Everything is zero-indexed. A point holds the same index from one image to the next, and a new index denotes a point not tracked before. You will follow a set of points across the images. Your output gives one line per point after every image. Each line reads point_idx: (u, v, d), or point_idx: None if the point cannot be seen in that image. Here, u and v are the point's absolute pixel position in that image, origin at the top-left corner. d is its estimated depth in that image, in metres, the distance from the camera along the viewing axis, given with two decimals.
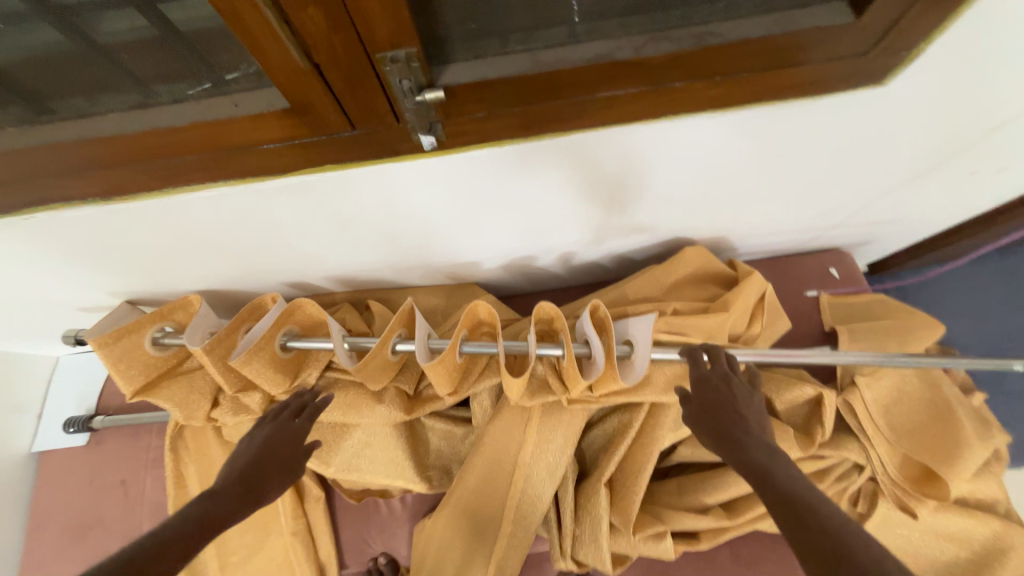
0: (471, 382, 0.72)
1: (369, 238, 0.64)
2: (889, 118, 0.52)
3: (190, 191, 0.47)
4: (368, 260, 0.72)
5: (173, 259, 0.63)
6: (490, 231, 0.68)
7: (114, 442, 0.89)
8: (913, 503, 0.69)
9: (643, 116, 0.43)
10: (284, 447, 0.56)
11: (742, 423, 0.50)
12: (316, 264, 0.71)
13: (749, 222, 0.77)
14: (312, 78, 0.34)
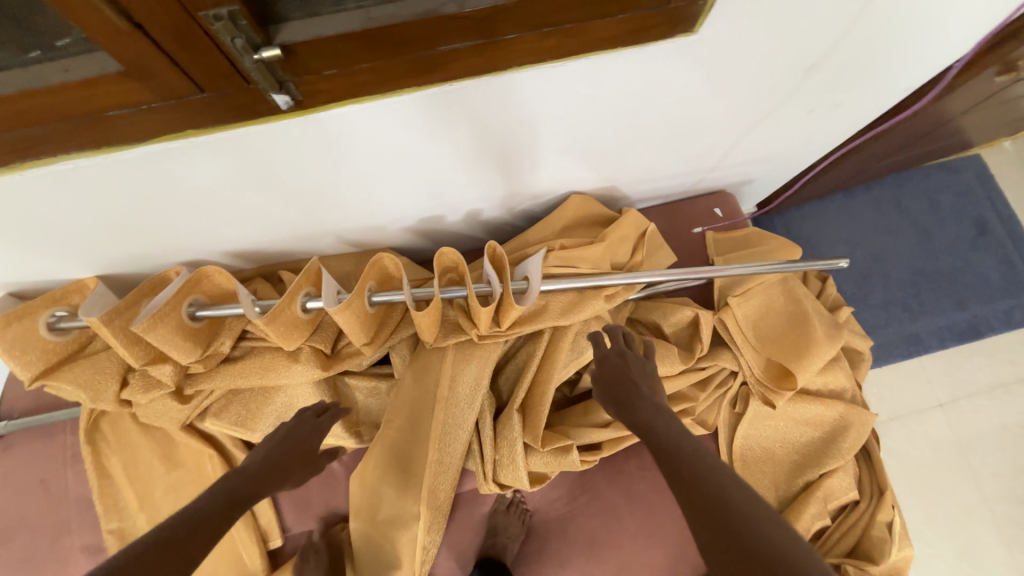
0: (387, 334, 0.77)
1: (263, 205, 0.65)
2: (720, 64, 0.59)
3: (45, 164, 0.47)
4: (270, 230, 0.72)
5: (51, 242, 0.61)
6: (389, 193, 0.71)
7: (24, 445, 0.86)
8: (773, 396, 0.82)
9: (488, 67, 0.47)
10: (303, 443, 0.68)
11: (637, 392, 0.62)
12: (214, 238, 0.71)
13: (633, 169, 0.84)
14: (139, 39, 0.35)
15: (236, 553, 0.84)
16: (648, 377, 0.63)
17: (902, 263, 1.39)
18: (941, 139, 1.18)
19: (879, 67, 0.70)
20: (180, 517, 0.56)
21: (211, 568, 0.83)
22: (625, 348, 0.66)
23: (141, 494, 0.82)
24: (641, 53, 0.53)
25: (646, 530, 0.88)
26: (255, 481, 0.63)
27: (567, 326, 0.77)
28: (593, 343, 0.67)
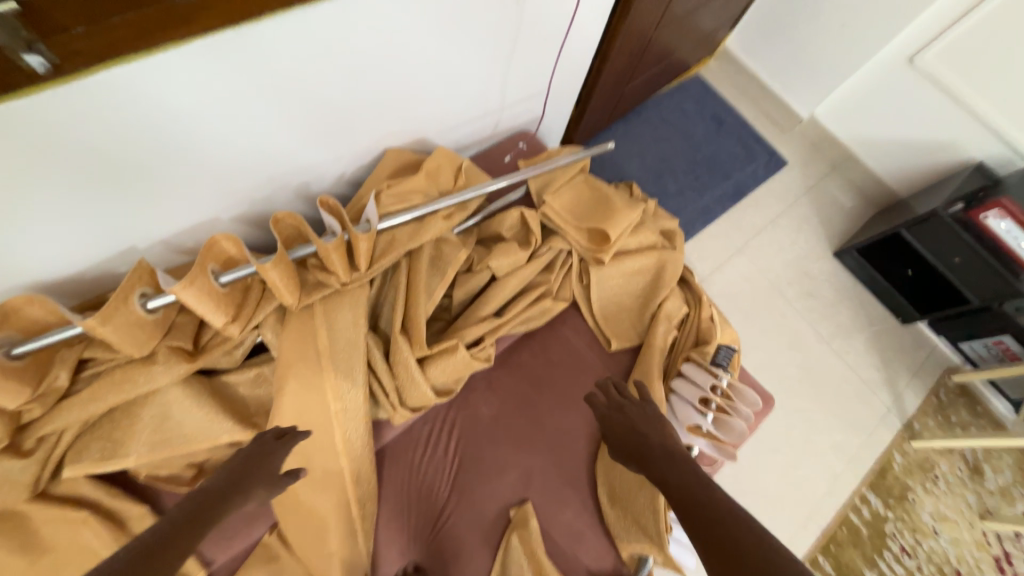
0: (250, 311, 0.78)
1: (53, 215, 0.64)
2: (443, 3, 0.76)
3: None
4: (77, 250, 0.70)
5: None
6: (197, 180, 0.74)
7: None
8: (599, 253, 1.01)
9: (238, 15, 0.56)
10: (265, 458, 0.65)
11: (640, 437, 0.74)
12: (7, 273, 0.66)
13: (427, 117, 0.99)
14: None
15: None
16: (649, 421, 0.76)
17: (680, 161, 1.79)
18: (662, 61, 1.58)
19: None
20: (121, 556, 0.48)
21: None
22: (621, 401, 0.82)
23: None
24: None
25: (555, 403, 0.99)
26: (211, 501, 0.58)
27: (418, 250, 0.88)
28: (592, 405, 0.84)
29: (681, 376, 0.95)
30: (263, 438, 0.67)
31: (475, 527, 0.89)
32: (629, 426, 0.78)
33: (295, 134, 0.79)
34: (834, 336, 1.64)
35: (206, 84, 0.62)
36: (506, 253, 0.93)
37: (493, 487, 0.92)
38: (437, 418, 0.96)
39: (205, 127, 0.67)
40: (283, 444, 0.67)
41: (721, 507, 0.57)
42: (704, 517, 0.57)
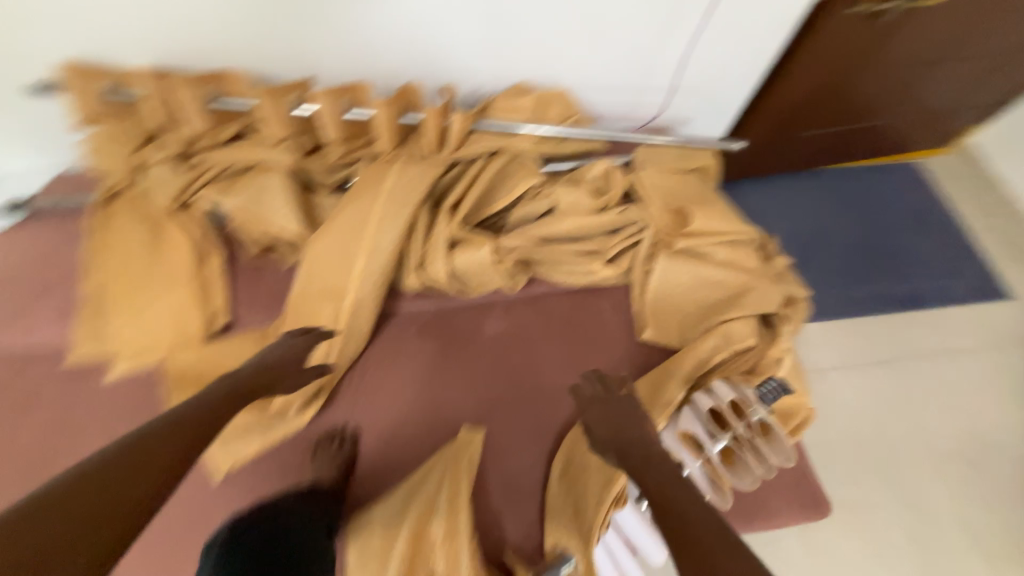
0: (354, 144, 0.95)
1: (257, 25, 0.85)
2: None
3: None
4: (261, 64, 0.91)
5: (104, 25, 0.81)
6: (358, 42, 0.91)
7: (36, 223, 0.98)
8: (671, 237, 0.96)
9: None
10: (288, 365, 0.75)
11: (625, 428, 0.69)
12: (215, 60, 0.89)
13: (570, 61, 1.03)
14: None
15: (174, 330, 0.89)
16: (629, 415, 0.71)
17: (844, 239, 1.51)
18: (862, 119, 1.37)
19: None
20: (138, 436, 0.55)
21: (148, 340, 0.88)
22: (604, 391, 0.76)
23: (117, 261, 0.92)
24: None
25: (558, 353, 0.92)
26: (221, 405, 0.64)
27: (499, 154, 0.95)
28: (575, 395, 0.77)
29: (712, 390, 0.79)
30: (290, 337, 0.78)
31: (428, 418, 0.87)
32: (607, 425, 0.71)
33: (444, 31, 0.91)
34: (975, 523, 1.17)
35: None
36: (574, 192, 0.95)
37: (463, 395, 0.88)
38: (447, 308, 0.95)
39: None
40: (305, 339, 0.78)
41: (698, 513, 0.54)
42: (678, 518, 0.54)
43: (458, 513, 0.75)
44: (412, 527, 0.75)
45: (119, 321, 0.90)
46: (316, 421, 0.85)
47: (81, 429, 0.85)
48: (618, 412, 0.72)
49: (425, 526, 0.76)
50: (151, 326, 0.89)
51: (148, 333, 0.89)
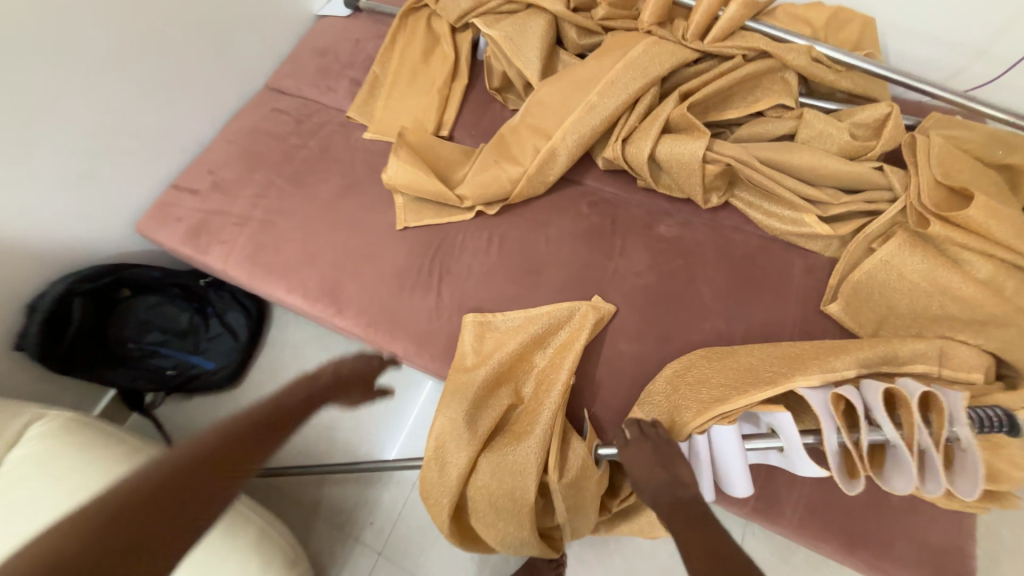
0: (617, 13, 0.97)
1: None
2: None
3: None
4: None
5: None
6: None
7: (365, 19, 1.28)
8: (931, 214, 0.76)
9: None
10: (366, 373, 0.84)
11: (667, 475, 0.61)
12: None
13: None
14: None
15: (413, 122, 1.09)
16: (671, 465, 0.63)
17: None
18: None
19: None
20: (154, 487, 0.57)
21: (393, 121, 1.10)
22: (648, 431, 0.67)
23: (400, 59, 1.15)
24: None
25: (722, 278, 0.85)
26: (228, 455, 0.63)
27: (760, 60, 0.87)
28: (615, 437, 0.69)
29: (902, 379, 0.62)
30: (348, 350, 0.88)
31: (568, 273, 0.87)
32: (646, 467, 0.63)
33: None
34: None
35: None
36: (826, 125, 0.82)
37: (611, 270, 0.86)
38: (627, 195, 0.96)
39: None
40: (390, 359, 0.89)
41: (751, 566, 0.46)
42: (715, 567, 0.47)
43: (567, 355, 0.77)
44: (526, 345, 0.79)
45: (381, 100, 1.12)
46: (476, 224, 0.95)
47: (330, 158, 1.07)
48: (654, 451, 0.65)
49: (534, 352, 0.80)
50: (401, 113, 1.10)
51: (396, 117, 1.10)
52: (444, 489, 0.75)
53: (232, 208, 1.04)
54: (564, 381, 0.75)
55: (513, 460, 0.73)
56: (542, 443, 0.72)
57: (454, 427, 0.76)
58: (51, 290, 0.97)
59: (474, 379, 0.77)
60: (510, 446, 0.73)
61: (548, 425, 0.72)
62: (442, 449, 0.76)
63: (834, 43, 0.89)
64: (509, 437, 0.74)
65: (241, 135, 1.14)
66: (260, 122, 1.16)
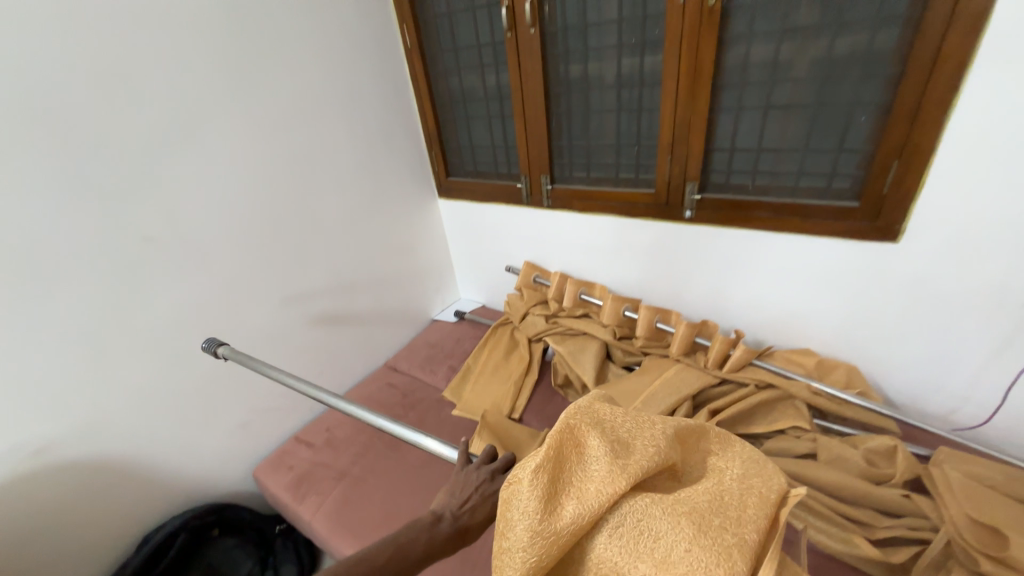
0: (652, 343, 1.34)
1: (621, 264, 1.46)
2: (918, 271, 1.00)
3: (592, 220, 1.45)
4: (616, 283, 1.50)
5: (556, 253, 1.60)
6: (681, 285, 1.37)
7: (466, 327, 1.82)
8: (975, 551, 0.79)
9: (766, 227, 1.15)
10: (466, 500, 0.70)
11: None
12: (596, 276, 1.54)
13: (858, 344, 1.15)
14: (662, 186, 1.26)
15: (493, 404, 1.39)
16: None
17: None
18: None
19: None
20: None
21: (477, 402, 1.41)
22: None
23: (487, 357, 1.57)
24: (850, 245, 1.06)
25: None
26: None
27: (770, 389, 1.12)
28: None
29: None
30: (476, 467, 0.74)
31: None
32: None
33: (744, 295, 1.27)
34: None
35: (726, 248, 1.24)
36: (838, 449, 0.98)
37: None
38: None
39: (709, 265, 1.29)
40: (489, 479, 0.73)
41: None
42: None
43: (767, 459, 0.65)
44: (702, 424, 0.67)
45: (470, 385, 1.48)
46: None
47: (423, 427, 1.34)
48: None
49: (705, 435, 0.67)
50: (483, 395, 1.43)
51: (480, 398, 1.42)
52: (547, 532, 0.53)
53: (335, 462, 1.27)
54: (770, 484, 0.59)
55: (696, 551, 0.51)
56: (746, 542, 0.52)
57: (599, 452, 0.59)
58: (167, 524, 1.15)
59: (633, 416, 0.64)
60: (686, 524, 0.53)
61: (752, 523, 0.54)
62: (571, 472, 0.58)
63: (825, 382, 1.13)
64: (677, 509, 0.55)
65: (358, 401, 1.49)
66: (376, 392, 1.52)
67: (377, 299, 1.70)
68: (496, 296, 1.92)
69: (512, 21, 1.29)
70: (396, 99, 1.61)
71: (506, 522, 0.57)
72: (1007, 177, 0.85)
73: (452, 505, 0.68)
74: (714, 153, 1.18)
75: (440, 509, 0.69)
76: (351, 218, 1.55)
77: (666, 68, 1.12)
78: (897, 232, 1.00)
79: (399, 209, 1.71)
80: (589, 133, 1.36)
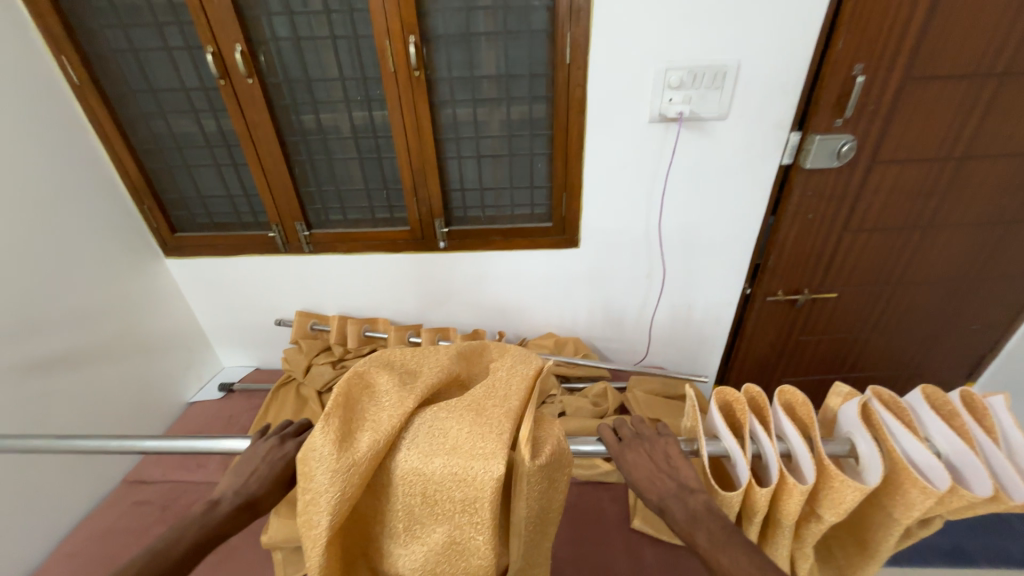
0: None
1: (395, 296, 1.56)
2: (594, 264, 1.46)
3: (358, 259, 1.49)
4: (395, 313, 1.59)
5: (329, 296, 1.58)
6: (450, 305, 1.57)
7: (238, 398, 1.59)
8: None
9: (500, 247, 1.44)
10: (266, 472, 0.80)
11: (663, 474, 0.83)
12: (375, 312, 1.59)
13: (578, 322, 1.59)
14: (414, 223, 1.41)
15: None
16: (659, 458, 0.86)
17: None
18: (837, 362, 1.68)
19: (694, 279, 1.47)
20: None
21: None
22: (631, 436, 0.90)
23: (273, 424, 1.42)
24: (555, 253, 1.45)
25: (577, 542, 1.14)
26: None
27: None
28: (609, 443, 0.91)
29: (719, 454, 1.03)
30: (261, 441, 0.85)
31: None
32: (645, 468, 0.85)
33: (498, 303, 1.55)
34: None
35: (476, 268, 1.48)
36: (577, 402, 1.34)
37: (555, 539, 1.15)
38: None
39: (467, 284, 1.52)
40: (282, 448, 0.84)
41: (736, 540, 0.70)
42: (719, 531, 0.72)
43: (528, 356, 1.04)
44: (476, 347, 1.06)
45: None
46: None
47: None
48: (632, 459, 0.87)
49: (478, 358, 1.06)
50: None
51: None
52: (349, 461, 0.79)
53: None
54: (530, 367, 0.99)
55: (474, 427, 0.86)
56: (509, 410, 0.89)
57: (392, 388, 0.89)
58: None
59: (422, 360, 0.98)
60: (466, 414, 0.90)
61: (513, 395, 0.92)
62: (369, 410, 0.86)
63: (563, 355, 1.52)
64: (457, 409, 0.91)
65: (87, 544, 1.12)
66: (117, 521, 1.17)
67: (94, 403, 1.31)
68: (271, 354, 1.74)
69: (223, 68, 1.21)
70: (70, 149, 1.27)
71: (311, 466, 0.80)
72: (624, 203, 1.35)
73: (232, 484, 0.77)
74: (451, 192, 1.41)
75: (221, 490, 0.77)
76: (20, 307, 1.14)
77: (393, 123, 1.27)
78: (577, 240, 1.42)
79: (106, 283, 1.35)
80: (337, 179, 1.41)
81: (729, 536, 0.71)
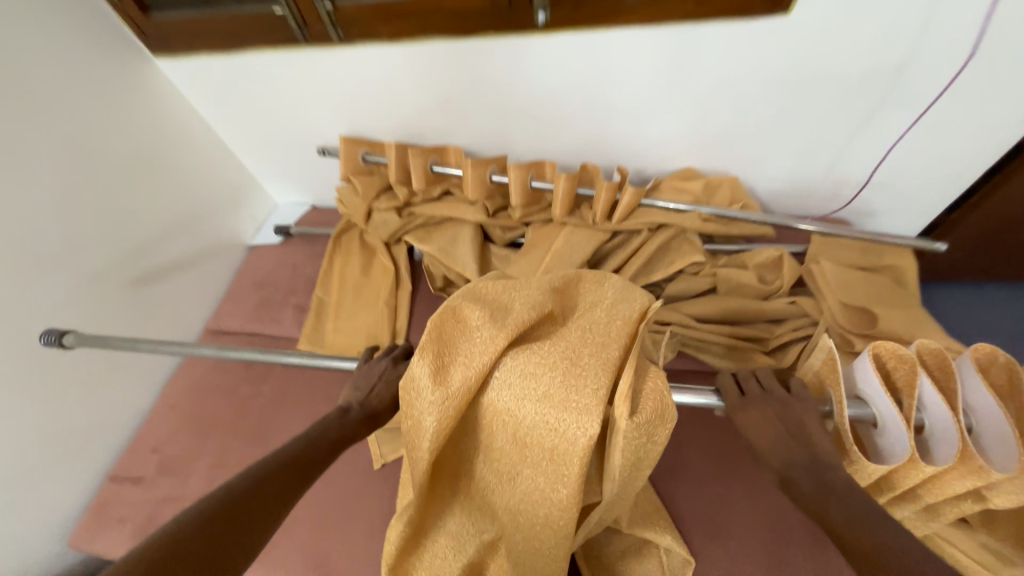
0: (531, 209, 1.10)
1: (470, 112, 1.07)
2: (806, 49, 0.84)
3: (412, 51, 0.97)
4: (471, 139, 1.14)
5: (380, 112, 1.13)
6: (549, 126, 1.07)
7: (299, 244, 1.36)
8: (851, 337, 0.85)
9: (643, 17, 0.84)
10: (383, 393, 0.81)
11: (793, 440, 0.68)
12: (444, 136, 1.14)
13: (741, 154, 1.05)
14: None
15: (372, 332, 1.12)
16: (793, 424, 0.70)
17: None
18: None
19: (994, 73, 0.82)
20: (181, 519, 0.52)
21: (350, 340, 1.12)
22: (750, 389, 0.75)
23: (341, 280, 1.20)
24: (740, 27, 0.83)
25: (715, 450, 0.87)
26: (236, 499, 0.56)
27: (665, 228, 1.00)
28: (723, 391, 0.76)
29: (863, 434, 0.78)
30: (372, 362, 0.86)
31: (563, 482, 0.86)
32: (765, 430, 0.70)
33: (623, 123, 1.03)
34: None
35: (596, 62, 0.92)
36: (734, 277, 0.95)
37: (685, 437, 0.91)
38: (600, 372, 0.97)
39: (578, 91, 0.98)
40: (389, 369, 0.85)
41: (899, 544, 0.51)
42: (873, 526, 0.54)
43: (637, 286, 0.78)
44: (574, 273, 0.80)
45: (333, 325, 1.15)
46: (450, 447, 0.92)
47: (288, 403, 1.03)
48: (750, 416, 0.72)
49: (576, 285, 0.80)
50: (354, 332, 1.13)
51: (350, 337, 1.13)
52: (440, 396, 0.69)
53: (185, 492, 0.95)
54: (630, 309, 0.73)
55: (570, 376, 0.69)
56: (610, 358, 0.70)
57: (482, 320, 0.72)
58: None
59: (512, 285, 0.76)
60: (561, 359, 0.71)
61: (614, 342, 0.71)
62: (460, 344, 0.72)
63: (713, 204, 1.05)
64: (551, 352, 0.72)
65: (184, 396, 1.09)
66: (206, 374, 1.12)
67: (139, 258, 1.14)
68: (324, 192, 1.43)
69: None
70: None
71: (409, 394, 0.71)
72: None
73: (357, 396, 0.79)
74: None
75: (346, 403, 0.79)
76: None
77: None
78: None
79: (89, 104, 1.01)
80: None
81: (864, 518, 0.55)
